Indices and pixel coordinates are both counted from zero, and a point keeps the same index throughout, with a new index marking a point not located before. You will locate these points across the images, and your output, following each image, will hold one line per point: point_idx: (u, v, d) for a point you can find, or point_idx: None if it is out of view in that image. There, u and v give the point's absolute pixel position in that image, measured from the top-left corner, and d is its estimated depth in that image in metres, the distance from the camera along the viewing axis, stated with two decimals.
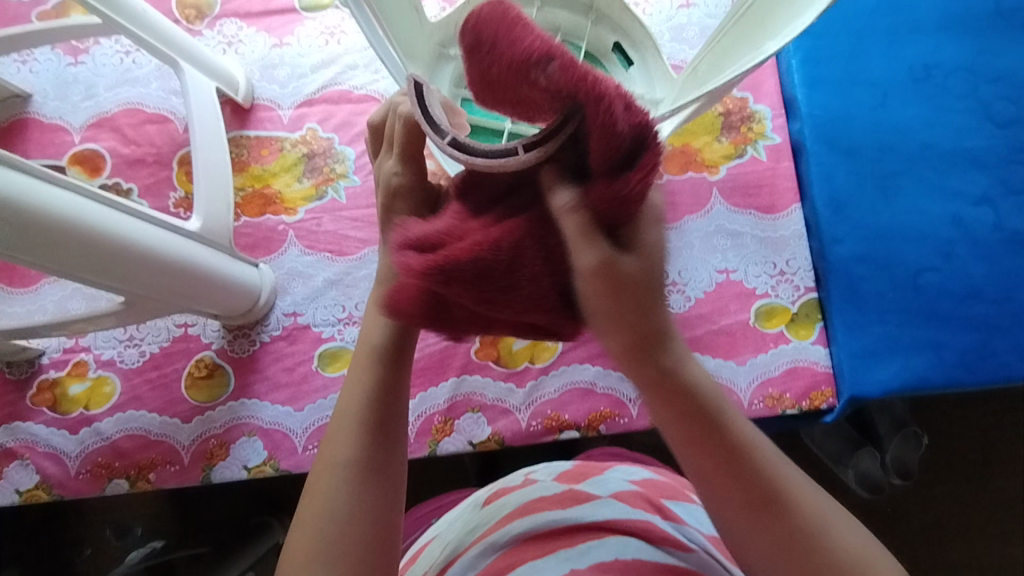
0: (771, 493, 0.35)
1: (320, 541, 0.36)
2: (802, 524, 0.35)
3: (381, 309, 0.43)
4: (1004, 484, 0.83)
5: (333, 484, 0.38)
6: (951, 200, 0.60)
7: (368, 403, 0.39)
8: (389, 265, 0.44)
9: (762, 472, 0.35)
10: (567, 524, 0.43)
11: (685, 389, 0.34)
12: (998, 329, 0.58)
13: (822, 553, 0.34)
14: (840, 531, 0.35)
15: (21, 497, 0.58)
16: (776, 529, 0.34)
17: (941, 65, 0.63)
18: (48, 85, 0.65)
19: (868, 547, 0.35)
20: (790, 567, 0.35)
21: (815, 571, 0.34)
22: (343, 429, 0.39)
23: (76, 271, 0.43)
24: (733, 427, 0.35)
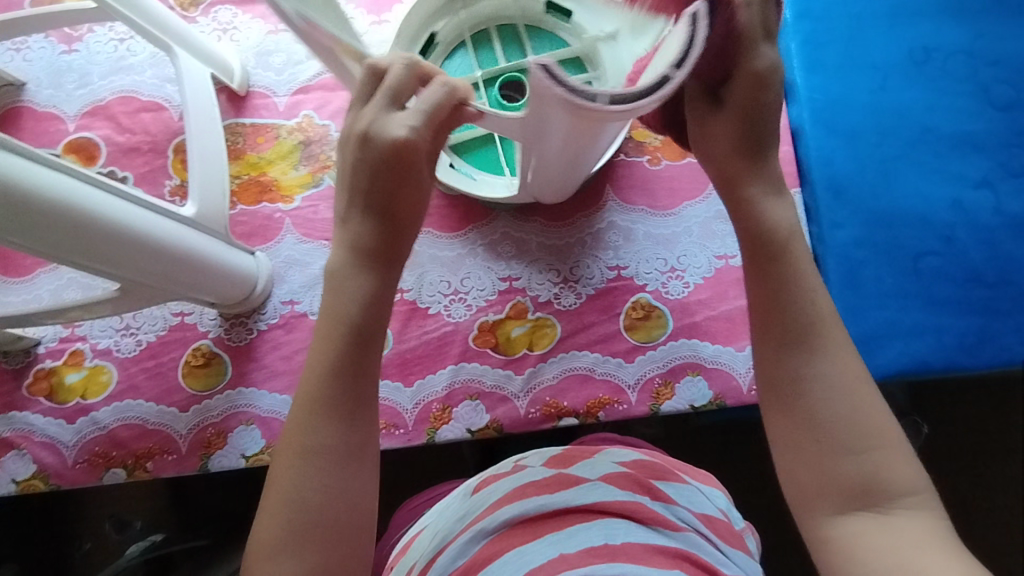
0: (806, 334, 0.40)
1: (292, 526, 0.37)
2: (825, 377, 0.39)
3: (353, 288, 0.42)
4: (1002, 471, 0.83)
5: (303, 472, 0.38)
6: (952, 183, 0.60)
7: (336, 385, 0.40)
8: (362, 235, 0.43)
9: (803, 316, 0.41)
10: (553, 509, 0.43)
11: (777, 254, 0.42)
12: (999, 313, 0.57)
13: (835, 408, 0.38)
14: (863, 400, 0.38)
15: (17, 488, 0.58)
16: (799, 362, 0.40)
17: (940, 48, 0.63)
18: (42, 73, 0.65)
19: (884, 424, 0.38)
20: (801, 411, 0.39)
21: (824, 417, 0.38)
22: (314, 416, 0.39)
23: (72, 256, 0.43)
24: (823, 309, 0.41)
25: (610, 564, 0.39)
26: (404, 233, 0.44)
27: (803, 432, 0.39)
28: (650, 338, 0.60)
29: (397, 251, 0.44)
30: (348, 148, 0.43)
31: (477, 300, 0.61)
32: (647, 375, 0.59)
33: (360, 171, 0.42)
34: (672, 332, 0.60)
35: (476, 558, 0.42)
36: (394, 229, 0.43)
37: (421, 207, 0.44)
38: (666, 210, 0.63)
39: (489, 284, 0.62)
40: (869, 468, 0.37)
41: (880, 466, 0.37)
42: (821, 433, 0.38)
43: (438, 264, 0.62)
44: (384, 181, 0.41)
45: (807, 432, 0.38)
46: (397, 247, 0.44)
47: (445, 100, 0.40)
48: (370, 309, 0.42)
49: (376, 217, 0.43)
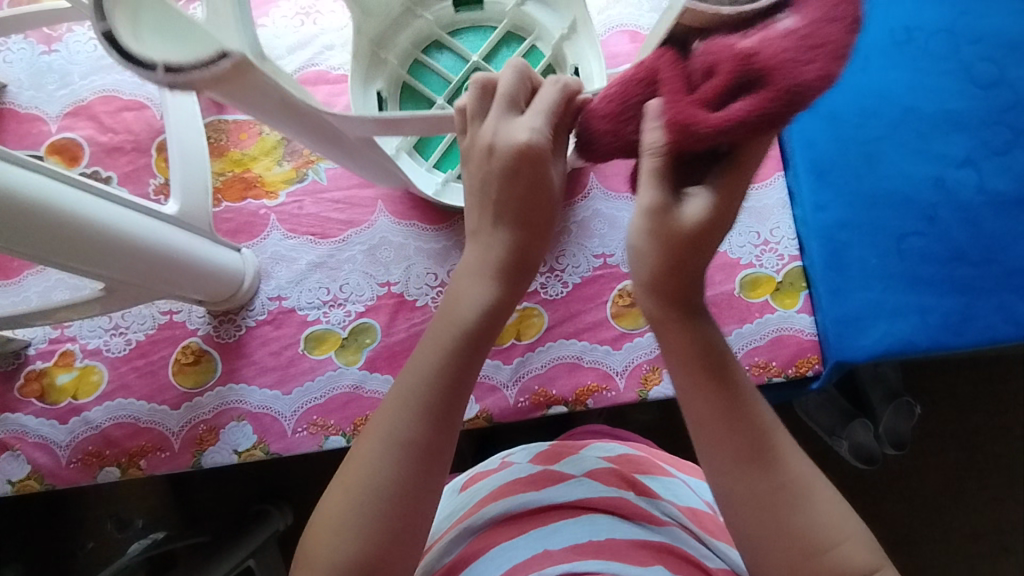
0: (763, 451, 0.37)
1: (359, 511, 0.38)
2: (783, 488, 0.37)
3: (469, 299, 0.40)
4: (994, 448, 0.84)
5: (379, 458, 0.38)
6: (934, 163, 0.60)
7: (431, 394, 0.39)
8: (494, 249, 0.41)
9: (758, 424, 0.38)
10: (536, 505, 0.44)
11: (697, 342, 0.38)
12: (983, 291, 0.57)
13: (800, 510, 0.36)
14: (822, 499, 0.37)
15: (13, 488, 0.59)
16: (762, 478, 0.37)
17: (921, 28, 0.63)
18: (22, 74, 0.65)
19: (844, 518, 0.37)
20: (765, 516, 0.37)
21: (790, 524, 0.36)
22: (400, 408, 0.39)
23: (62, 258, 0.43)
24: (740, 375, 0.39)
25: (595, 558, 0.39)
26: (537, 237, 0.41)
27: (768, 536, 0.36)
28: (637, 325, 0.60)
29: (522, 276, 0.41)
30: (470, 166, 0.41)
31: None
32: (635, 361, 0.59)
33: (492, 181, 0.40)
34: None
35: (461, 556, 0.43)
36: (529, 239, 0.41)
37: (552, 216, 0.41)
38: None
39: None
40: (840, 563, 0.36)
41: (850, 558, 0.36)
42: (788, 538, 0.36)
43: (425, 256, 0.62)
44: (512, 190, 0.39)
45: (775, 537, 0.36)
46: (531, 256, 0.41)
47: (561, 96, 0.39)
48: (483, 326, 0.40)
49: (512, 227, 0.40)
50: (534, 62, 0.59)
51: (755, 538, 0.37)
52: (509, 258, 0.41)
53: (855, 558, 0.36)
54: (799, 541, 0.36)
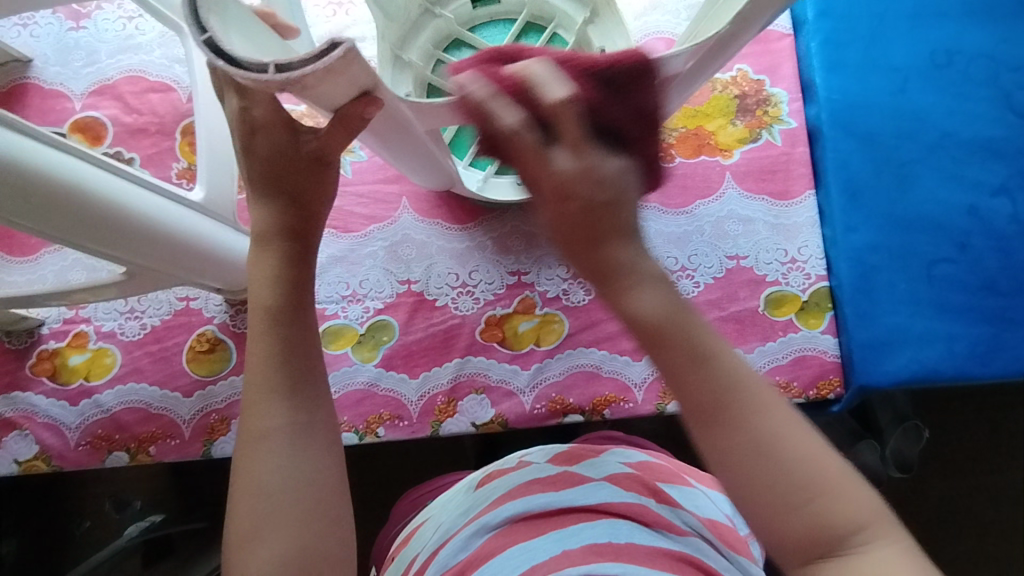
0: (723, 395, 0.32)
1: (264, 514, 0.36)
2: (756, 433, 0.32)
3: (270, 264, 0.40)
4: (1001, 479, 0.83)
5: (270, 450, 0.37)
6: (969, 190, 0.59)
7: (278, 355, 0.39)
8: (264, 222, 0.41)
9: (716, 371, 0.32)
10: (557, 507, 0.43)
11: (634, 316, 0.33)
12: (1011, 323, 0.57)
13: (774, 460, 0.31)
14: (796, 437, 0.32)
15: (20, 468, 0.58)
16: (723, 435, 0.32)
17: (963, 51, 0.62)
18: (49, 50, 0.64)
19: (829, 457, 0.32)
20: (745, 472, 0.31)
21: (766, 475, 0.31)
22: (264, 394, 0.38)
23: (84, 240, 0.42)
24: (699, 336, 0.33)
25: (615, 562, 0.38)
26: (316, 221, 0.42)
27: (753, 494, 0.31)
28: None
29: (313, 230, 0.42)
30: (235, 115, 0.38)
31: (486, 293, 0.61)
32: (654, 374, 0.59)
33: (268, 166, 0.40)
34: None
35: (478, 553, 0.42)
36: (303, 206, 0.41)
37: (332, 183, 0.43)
38: (678, 209, 0.62)
39: (498, 278, 0.61)
40: (831, 514, 0.31)
41: (840, 509, 0.31)
42: (767, 491, 0.31)
43: (447, 256, 0.62)
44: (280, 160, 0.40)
45: (756, 496, 0.31)
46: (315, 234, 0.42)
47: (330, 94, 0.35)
48: (291, 283, 0.40)
49: (283, 203, 0.41)
50: (560, 47, 0.58)
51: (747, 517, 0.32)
52: (297, 224, 0.41)
53: (844, 507, 0.31)
54: (779, 491, 0.31)
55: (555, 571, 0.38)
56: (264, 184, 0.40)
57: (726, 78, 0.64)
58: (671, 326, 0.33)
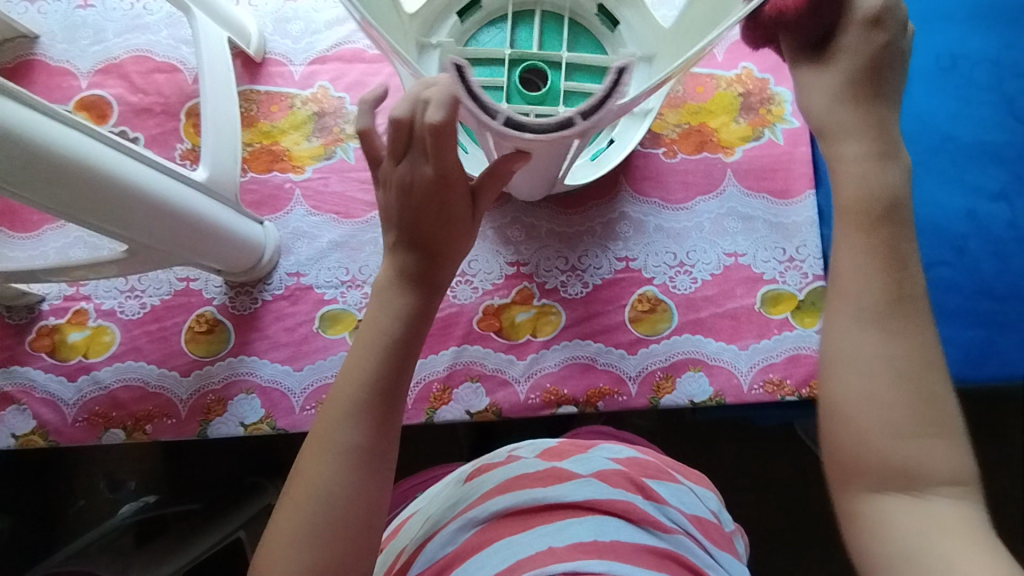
0: (907, 295, 0.38)
1: (308, 524, 0.38)
2: (917, 347, 0.37)
3: (400, 304, 0.44)
4: (992, 484, 0.83)
5: (330, 467, 0.39)
6: (968, 195, 0.60)
7: (371, 392, 0.41)
8: (404, 261, 0.45)
9: (914, 281, 0.38)
10: (544, 502, 0.44)
11: (862, 183, 0.40)
12: (1005, 327, 0.57)
13: (903, 386, 0.36)
14: (933, 392, 0.36)
15: (16, 442, 0.58)
16: (892, 318, 0.37)
17: (968, 56, 0.62)
18: (56, 27, 0.64)
19: (951, 427, 0.36)
20: (869, 372, 0.36)
21: (891, 400, 0.36)
22: (347, 416, 0.40)
23: (88, 216, 0.43)
24: (910, 221, 0.40)
25: (601, 562, 0.39)
26: (445, 262, 0.45)
27: (853, 400, 0.36)
28: (655, 331, 0.60)
29: (438, 275, 0.45)
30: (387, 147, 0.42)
31: (484, 283, 0.61)
32: (649, 368, 0.59)
33: (404, 211, 0.43)
34: (677, 326, 0.60)
35: (464, 547, 0.43)
36: (438, 260, 0.45)
37: (463, 238, 0.46)
38: (679, 204, 0.62)
39: (497, 267, 0.62)
40: (920, 464, 0.35)
41: (938, 462, 0.35)
42: (885, 414, 0.36)
43: None
44: (416, 202, 0.43)
45: (870, 405, 0.36)
46: (440, 277, 0.45)
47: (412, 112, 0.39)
48: (410, 329, 0.43)
49: (418, 250, 0.45)
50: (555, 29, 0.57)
51: (858, 394, 0.36)
52: (424, 263, 0.44)
53: (942, 463, 0.35)
54: (901, 415, 0.35)
55: (543, 566, 0.38)
56: (403, 229, 0.44)
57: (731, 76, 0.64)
58: (902, 220, 0.40)
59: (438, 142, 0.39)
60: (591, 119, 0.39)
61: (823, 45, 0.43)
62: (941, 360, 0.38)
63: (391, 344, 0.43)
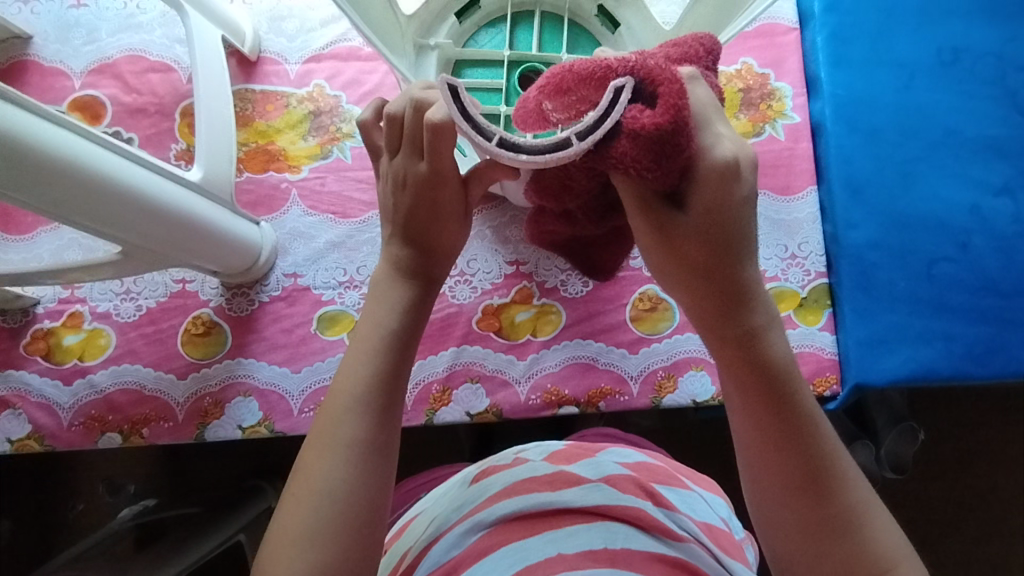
0: (820, 469, 0.37)
1: (313, 519, 0.36)
2: (847, 508, 0.36)
3: (397, 296, 0.42)
4: (997, 481, 0.83)
5: (333, 463, 0.37)
6: (972, 189, 0.59)
7: (374, 385, 0.39)
8: (400, 257, 0.43)
9: (812, 434, 0.37)
10: (553, 507, 0.43)
11: (762, 359, 0.37)
12: (1010, 323, 0.56)
13: (853, 543, 0.36)
14: (875, 522, 0.37)
15: (12, 447, 0.58)
16: (818, 510, 0.36)
17: (970, 49, 0.62)
18: (48, 27, 0.63)
19: (897, 542, 0.37)
20: (819, 539, 0.36)
21: (846, 555, 0.36)
22: (347, 408, 0.38)
23: (81, 218, 0.42)
24: (802, 398, 0.37)
25: (609, 570, 0.38)
26: (441, 260, 0.44)
27: (816, 569, 0.37)
28: (656, 330, 0.59)
29: (434, 269, 0.44)
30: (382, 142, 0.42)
31: (483, 283, 0.61)
32: (650, 367, 0.58)
33: (401, 210, 0.42)
34: (679, 326, 0.59)
35: (470, 552, 0.42)
36: (432, 255, 0.44)
37: (459, 231, 0.44)
38: None
39: (496, 267, 0.61)
40: None
41: None
42: (842, 571, 0.36)
43: None
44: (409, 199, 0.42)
45: (825, 570, 0.36)
46: (437, 274, 0.44)
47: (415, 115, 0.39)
48: (411, 323, 0.42)
49: (413, 247, 0.43)
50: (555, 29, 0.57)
51: (793, 556, 0.38)
52: (422, 257, 0.43)
53: None
54: (855, 573, 0.36)
55: None
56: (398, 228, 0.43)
57: (731, 71, 0.63)
58: (780, 396, 0.37)
59: (431, 146, 0.39)
60: (587, 140, 0.32)
61: (673, 200, 0.35)
62: (863, 479, 0.38)
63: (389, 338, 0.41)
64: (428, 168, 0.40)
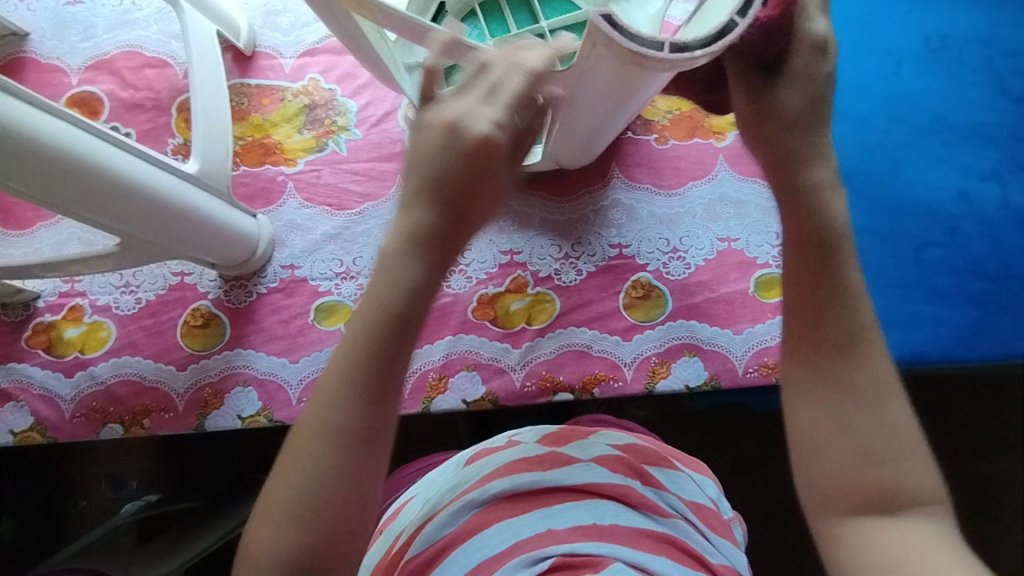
0: (847, 329, 0.34)
1: (295, 500, 0.34)
2: (869, 383, 0.34)
3: (407, 273, 0.36)
4: (990, 467, 0.84)
5: (321, 449, 0.34)
6: (960, 174, 0.60)
7: (365, 361, 0.35)
8: (422, 226, 0.36)
9: (849, 293, 0.35)
10: (543, 486, 0.44)
11: (813, 211, 0.35)
12: (998, 307, 0.57)
13: (865, 413, 0.33)
14: (896, 410, 0.34)
15: (15, 439, 0.59)
16: (841, 369, 0.34)
17: (957, 36, 0.62)
18: (45, 24, 0.64)
19: (917, 437, 0.34)
20: (832, 395, 0.34)
21: (857, 426, 0.33)
22: (336, 392, 0.35)
23: (81, 209, 0.43)
24: (847, 259, 0.35)
25: (597, 542, 0.40)
26: (472, 227, 0.37)
27: (824, 440, 0.34)
28: (649, 317, 0.60)
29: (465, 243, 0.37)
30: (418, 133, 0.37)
31: (478, 272, 0.62)
32: (644, 354, 0.59)
33: (434, 157, 0.36)
34: (671, 313, 0.60)
35: (462, 529, 0.43)
36: (459, 227, 0.37)
37: (494, 206, 0.38)
38: (671, 190, 0.63)
39: (491, 257, 0.62)
40: (898, 486, 0.33)
41: (910, 482, 0.33)
42: (853, 444, 0.33)
43: None
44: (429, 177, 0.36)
45: (836, 442, 0.34)
46: (461, 240, 0.37)
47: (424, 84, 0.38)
48: (416, 303, 0.36)
49: (441, 215, 0.36)
50: None
51: (794, 408, 0.35)
52: (445, 233, 0.37)
53: (918, 484, 0.33)
54: (864, 445, 0.33)
55: (538, 549, 0.40)
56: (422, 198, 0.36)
57: None
58: (824, 243, 0.35)
59: (518, 100, 0.35)
60: (748, 10, 0.33)
61: (773, 74, 0.36)
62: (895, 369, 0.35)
63: (386, 320, 0.36)
64: (505, 133, 0.35)
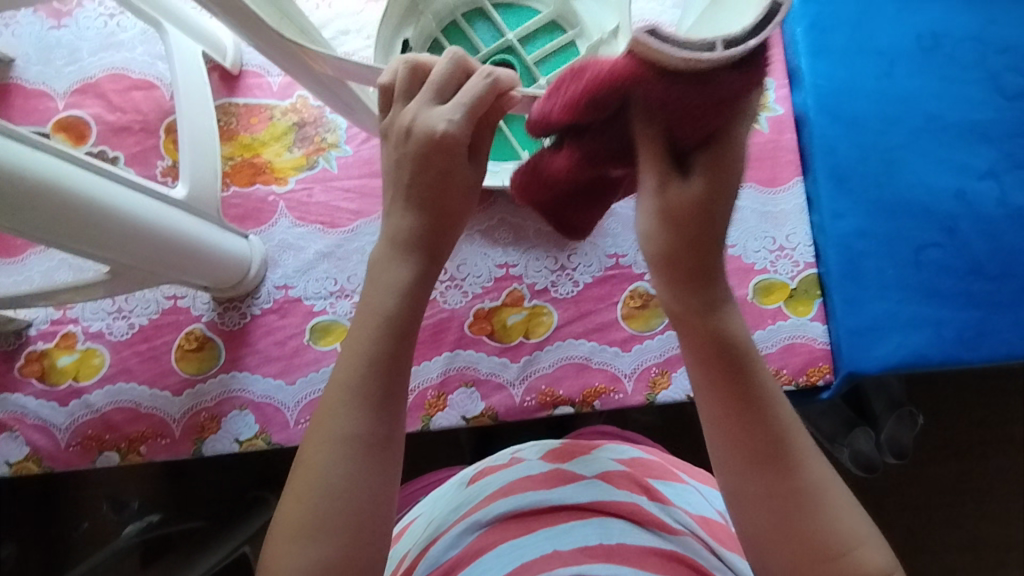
0: (780, 448, 0.35)
1: (312, 515, 0.35)
2: (810, 486, 0.35)
3: (394, 278, 0.39)
4: (996, 464, 0.83)
5: (333, 458, 0.35)
6: (957, 174, 0.59)
7: (370, 375, 0.37)
8: (404, 228, 0.39)
9: (777, 429, 0.35)
10: (549, 504, 0.44)
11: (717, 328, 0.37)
12: (1000, 306, 0.57)
13: (816, 518, 0.34)
14: (842, 503, 0.35)
15: (11, 469, 0.58)
16: (781, 479, 0.35)
17: (949, 34, 0.62)
18: (30, 49, 0.63)
19: (864, 520, 0.35)
20: (784, 537, 0.34)
21: (810, 535, 0.34)
22: (346, 402, 0.36)
23: (73, 241, 0.42)
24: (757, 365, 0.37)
25: (603, 565, 0.38)
26: (454, 229, 0.40)
27: (780, 541, 0.34)
28: (648, 327, 0.59)
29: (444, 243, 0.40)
30: (389, 143, 0.40)
31: (474, 286, 0.61)
32: (644, 364, 0.58)
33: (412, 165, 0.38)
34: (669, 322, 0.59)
35: (467, 550, 0.42)
36: (440, 226, 0.40)
37: (471, 202, 0.41)
38: None
39: (486, 271, 0.61)
40: (857, 569, 0.34)
41: (869, 567, 0.34)
42: (807, 548, 0.34)
43: None
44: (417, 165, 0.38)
45: (791, 544, 0.34)
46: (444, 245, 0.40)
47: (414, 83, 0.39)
48: (409, 305, 0.39)
49: (419, 216, 0.39)
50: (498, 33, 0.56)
51: (748, 526, 0.36)
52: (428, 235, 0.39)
53: (877, 565, 0.34)
54: (817, 552, 0.34)
55: (546, 570, 0.38)
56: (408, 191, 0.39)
57: None
58: (737, 377, 0.36)
59: (477, 99, 0.37)
60: None
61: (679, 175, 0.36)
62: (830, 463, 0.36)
63: (386, 325, 0.38)
64: (462, 130, 0.37)
